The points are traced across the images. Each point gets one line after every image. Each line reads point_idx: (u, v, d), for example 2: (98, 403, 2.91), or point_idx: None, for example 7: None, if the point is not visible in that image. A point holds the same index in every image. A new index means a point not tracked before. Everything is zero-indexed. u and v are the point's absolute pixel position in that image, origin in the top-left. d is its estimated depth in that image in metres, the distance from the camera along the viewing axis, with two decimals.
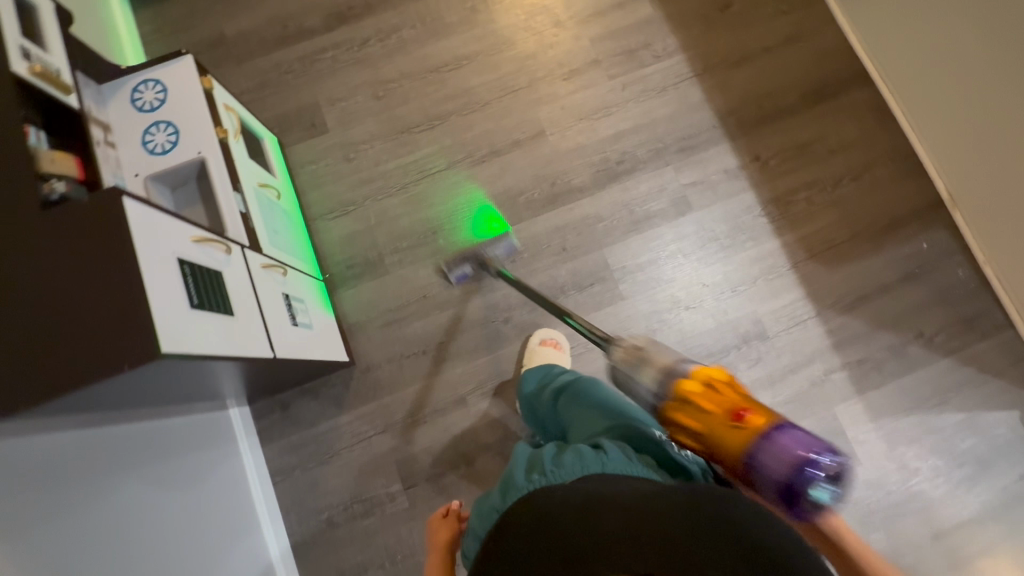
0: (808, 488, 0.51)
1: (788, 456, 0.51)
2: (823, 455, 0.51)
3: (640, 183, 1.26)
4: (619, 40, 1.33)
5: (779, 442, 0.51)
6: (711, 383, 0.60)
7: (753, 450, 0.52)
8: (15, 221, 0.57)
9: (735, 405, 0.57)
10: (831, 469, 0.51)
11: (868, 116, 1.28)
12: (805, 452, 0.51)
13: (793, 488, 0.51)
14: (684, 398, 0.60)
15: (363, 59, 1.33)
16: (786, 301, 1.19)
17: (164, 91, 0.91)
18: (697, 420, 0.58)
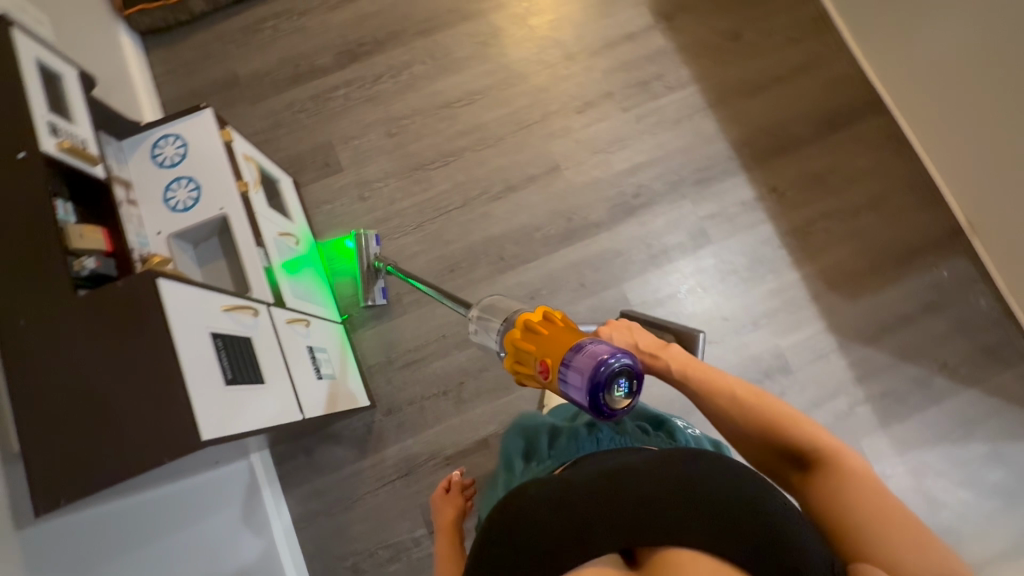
0: (608, 392, 0.51)
1: (584, 364, 0.52)
2: (608, 359, 0.51)
3: (657, 216, 1.25)
4: (632, 72, 1.33)
5: (571, 364, 0.53)
6: (529, 321, 0.63)
7: (559, 381, 0.55)
8: (50, 308, 0.56)
9: (542, 346, 0.59)
10: (625, 367, 0.51)
11: (883, 143, 1.27)
12: (602, 356, 0.51)
13: (600, 392, 0.51)
14: (513, 347, 0.63)
15: (375, 96, 1.32)
16: (808, 334, 1.18)
17: (184, 146, 0.90)
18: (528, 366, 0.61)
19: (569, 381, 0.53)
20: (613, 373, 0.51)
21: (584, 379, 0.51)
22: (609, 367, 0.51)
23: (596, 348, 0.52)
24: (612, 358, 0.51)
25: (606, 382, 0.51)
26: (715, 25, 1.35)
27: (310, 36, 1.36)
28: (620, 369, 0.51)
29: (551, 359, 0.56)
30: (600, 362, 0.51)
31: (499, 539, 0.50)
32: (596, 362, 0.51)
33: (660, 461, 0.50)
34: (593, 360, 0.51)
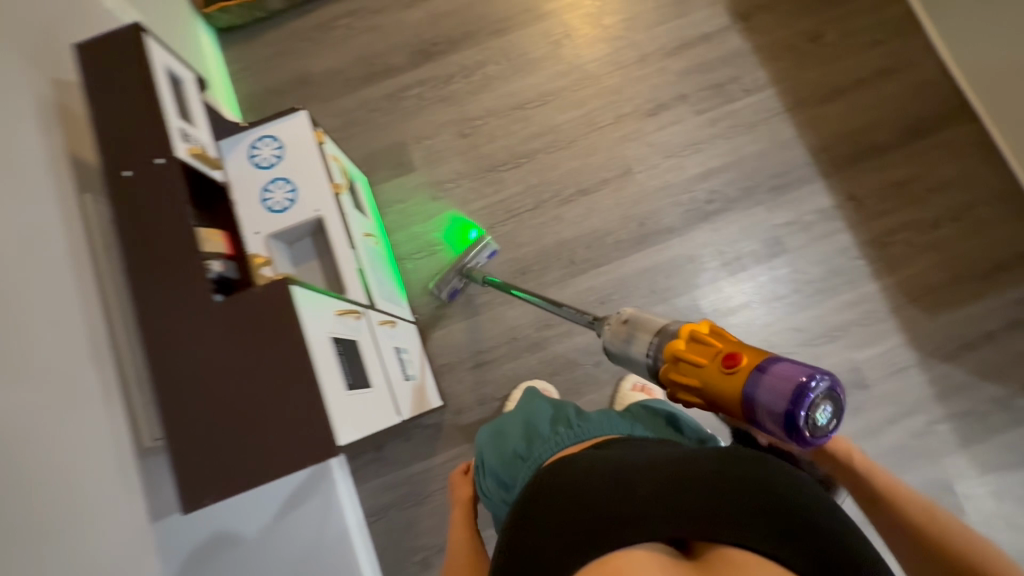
0: (807, 416, 0.45)
1: (781, 386, 0.45)
2: (812, 379, 0.45)
3: (730, 224, 1.23)
4: (707, 74, 1.30)
5: (768, 378, 0.46)
6: (698, 333, 0.56)
7: (746, 395, 0.48)
8: (191, 313, 0.58)
9: (720, 356, 0.52)
10: (825, 393, 0.45)
11: (971, 152, 1.22)
12: (804, 379, 0.44)
13: (794, 422, 0.45)
14: (675, 361, 0.56)
15: (447, 97, 1.33)
16: (887, 348, 1.15)
17: (280, 147, 0.91)
18: (695, 375, 0.53)
19: (758, 405, 0.47)
20: (815, 403, 0.45)
21: (782, 406, 0.45)
22: (813, 395, 0.44)
23: (794, 370, 0.45)
24: (815, 383, 0.45)
25: (808, 409, 0.44)
26: (795, 26, 1.31)
27: (382, 35, 1.37)
28: (819, 390, 0.45)
29: (728, 381, 0.50)
30: (806, 388, 0.44)
31: (531, 522, 0.46)
32: (798, 387, 0.44)
33: (715, 456, 0.46)
34: (795, 385, 0.44)
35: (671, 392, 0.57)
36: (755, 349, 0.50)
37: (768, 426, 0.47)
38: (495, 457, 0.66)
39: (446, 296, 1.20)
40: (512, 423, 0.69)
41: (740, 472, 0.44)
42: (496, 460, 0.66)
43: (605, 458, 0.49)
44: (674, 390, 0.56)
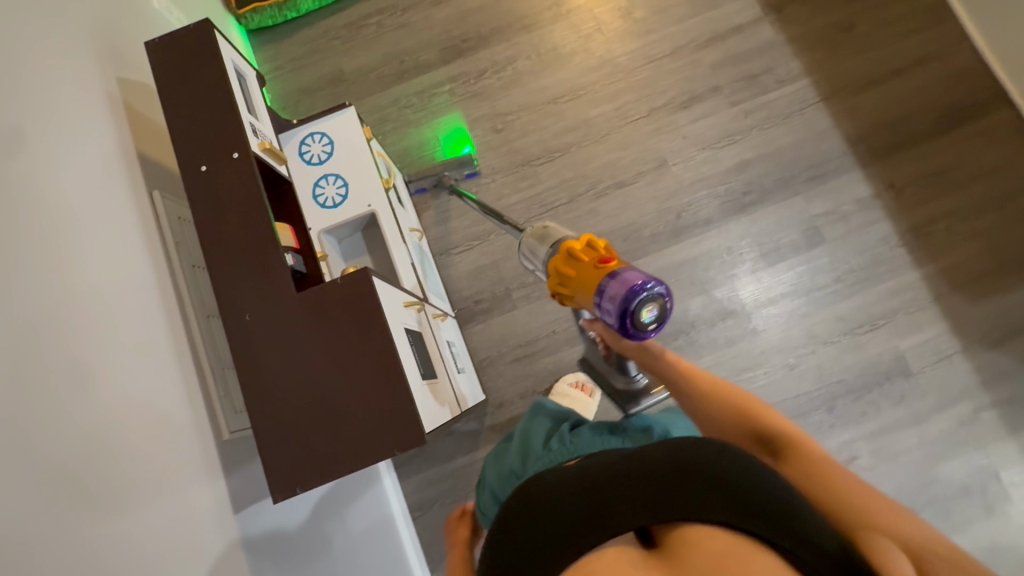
0: (634, 310, 0.51)
1: (620, 288, 0.51)
2: (648, 284, 0.50)
3: (768, 215, 1.23)
4: (740, 66, 1.30)
5: (617, 279, 0.52)
6: (576, 244, 0.60)
7: (598, 289, 0.54)
8: (273, 305, 0.59)
9: (596, 265, 0.56)
10: (655, 294, 0.51)
11: (1009, 140, 1.22)
12: (637, 281, 0.50)
13: (624, 314, 0.51)
14: (554, 269, 0.61)
15: (479, 92, 1.33)
16: (930, 336, 1.15)
17: (330, 143, 0.92)
18: (571, 275, 0.58)
19: (600, 299, 0.53)
20: (644, 299, 0.51)
21: (615, 302, 0.51)
22: (641, 294, 0.50)
23: (629, 274, 0.51)
24: (646, 283, 0.51)
25: (635, 306, 0.50)
26: (827, 17, 1.31)
27: (413, 33, 1.38)
28: (650, 295, 0.50)
29: (587, 282, 0.56)
30: (635, 286, 0.50)
31: (504, 544, 0.42)
32: (632, 287, 0.50)
33: (672, 446, 0.42)
34: (627, 287, 0.51)
35: (557, 295, 0.62)
36: (614, 258, 0.56)
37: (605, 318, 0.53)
38: (495, 476, 0.66)
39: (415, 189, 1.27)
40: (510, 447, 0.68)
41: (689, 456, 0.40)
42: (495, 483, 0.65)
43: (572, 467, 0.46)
44: (556, 292, 0.63)
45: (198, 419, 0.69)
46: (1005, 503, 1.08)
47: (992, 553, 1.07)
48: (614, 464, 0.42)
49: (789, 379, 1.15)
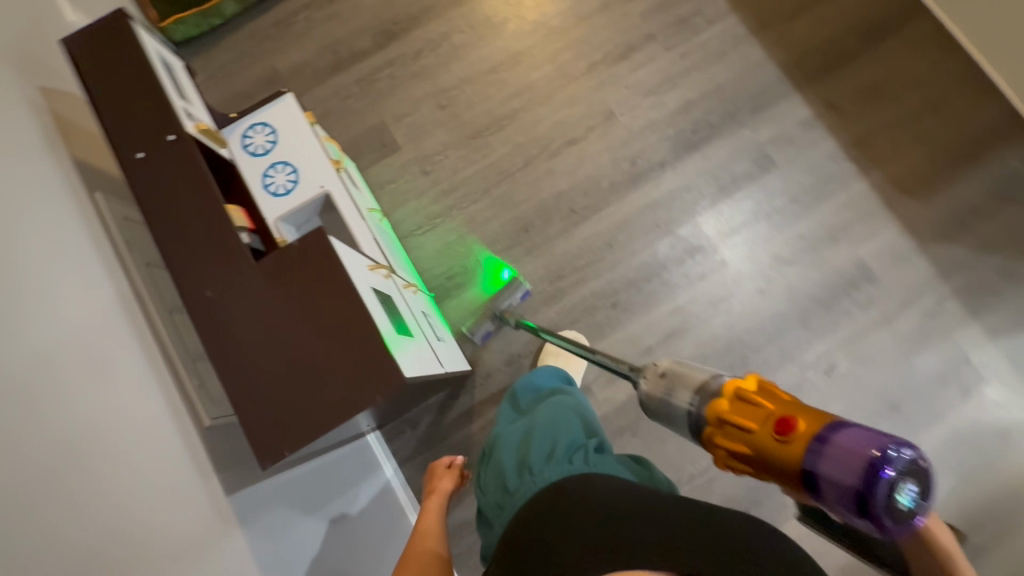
0: (885, 489, 0.40)
1: (848, 457, 0.41)
2: (889, 450, 0.41)
3: (718, 150, 1.26)
4: (669, 11, 1.33)
5: (837, 445, 0.42)
6: (751, 393, 0.49)
7: (811, 463, 0.43)
8: (234, 275, 0.59)
9: (775, 418, 0.46)
10: (905, 468, 0.41)
11: (930, 44, 1.28)
12: (870, 449, 0.41)
13: (869, 500, 0.41)
14: (719, 422, 0.50)
15: (420, 72, 1.33)
16: (886, 240, 1.20)
17: (273, 132, 0.91)
18: (743, 440, 0.48)
19: (832, 483, 0.42)
20: (892, 475, 0.40)
21: (854, 482, 0.41)
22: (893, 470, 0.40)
23: (862, 442, 0.41)
24: (893, 455, 0.41)
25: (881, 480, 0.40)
26: None
27: (344, 23, 1.36)
28: (892, 461, 0.40)
29: (794, 455, 0.44)
30: (887, 464, 0.40)
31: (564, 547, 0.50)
32: (867, 458, 0.40)
33: (710, 515, 0.51)
34: (871, 461, 0.40)
35: (717, 457, 0.51)
36: (811, 408, 0.45)
37: (837, 500, 0.42)
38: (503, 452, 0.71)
39: (479, 339, 1.18)
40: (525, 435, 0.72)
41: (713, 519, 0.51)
42: (506, 467, 0.70)
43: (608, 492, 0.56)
44: (722, 456, 0.50)
45: (170, 398, 0.68)
46: (978, 384, 1.14)
47: (973, 434, 1.12)
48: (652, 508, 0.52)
49: (761, 302, 1.19)
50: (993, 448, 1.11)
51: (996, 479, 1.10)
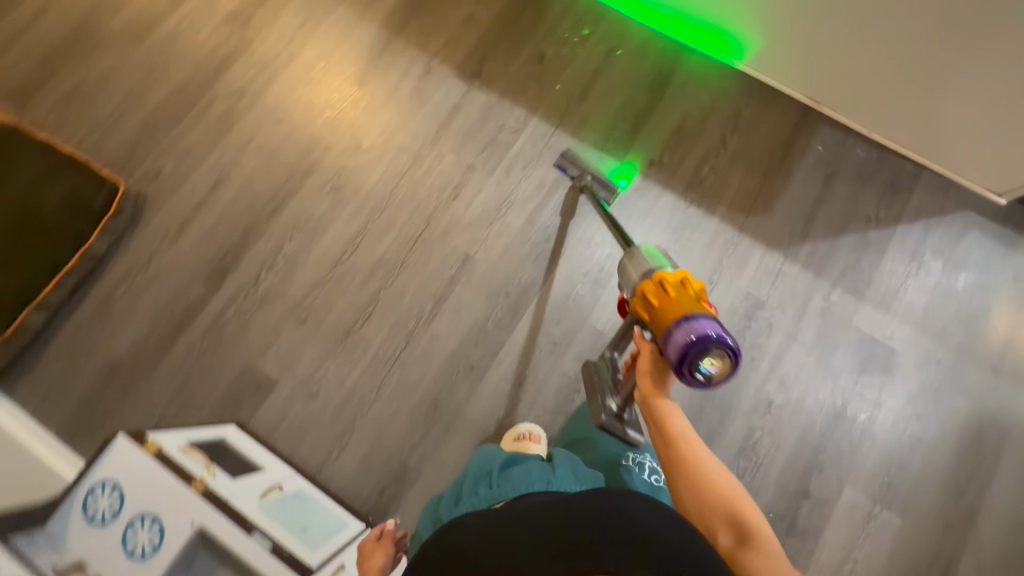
0: (700, 356, 0.71)
1: (691, 333, 0.71)
2: (719, 336, 0.70)
3: (576, 248, 1.28)
4: (475, 137, 1.35)
5: (689, 326, 0.71)
6: (666, 279, 0.79)
7: (670, 330, 0.73)
8: None
9: (671, 300, 0.76)
10: (722, 349, 0.71)
11: (709, 76, 1.38)
12: (709, 334, 0.70)
13: (689, 356, 0.70)
14: (641, 292, 0.81)
15: (266, 295, 1.26)
16: (757, 262, 1.26)
17: (116, 489, 0.83)
18: (648, 310, 0.79)
19: (667, 344, 0.72)
20: (706, 350, 0.71)
21: (680, 349, 0.71)
22: (704, 347, 0.69)
23: (692, 330, 0.71)
24: (716, 337, 0.70)
25: (702, 352, 0.70)
26: (519, 59, 1.41)
27: (168, 279, 1.27)
28: (713, 341, 0.70)
29: (663, 318, 0.75)
30: (699, 342, 0.70)
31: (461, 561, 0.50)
32: (702, 336, 0.70)
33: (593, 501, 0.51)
34: (689, 341, 0.70)
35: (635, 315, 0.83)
36: (694, 304, 0.75)
37: (670, 352, 0.72)
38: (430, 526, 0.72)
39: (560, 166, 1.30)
40: (445, 499, 0.75)
41: (639, 523, 0.49)
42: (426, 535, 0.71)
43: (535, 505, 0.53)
44: (634, 306, 0.82)
45: None
46: (892, 355, 1.20)
47: (910, 404, 1.18)
48: (567, 516, 0.50)
49: None
50: (931, 407, 1.17)
51: (948, 437, 1.16)
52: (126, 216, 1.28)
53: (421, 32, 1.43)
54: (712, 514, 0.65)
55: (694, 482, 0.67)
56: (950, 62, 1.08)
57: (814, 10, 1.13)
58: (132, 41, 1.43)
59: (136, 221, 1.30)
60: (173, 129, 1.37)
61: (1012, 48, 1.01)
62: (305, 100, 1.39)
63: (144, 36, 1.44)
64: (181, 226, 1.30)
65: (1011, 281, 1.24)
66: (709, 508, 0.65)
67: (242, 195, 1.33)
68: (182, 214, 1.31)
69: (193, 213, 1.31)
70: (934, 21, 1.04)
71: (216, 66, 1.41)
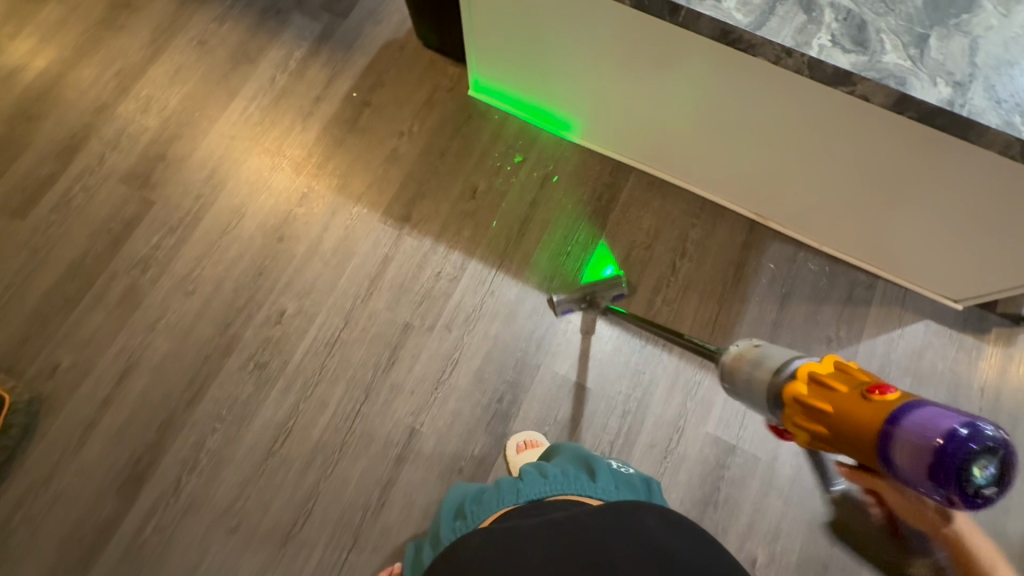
0: (964, 463, 0.44)
1: (919, 433, 0.47)
2: (965, 422, 0.45)
3: (531, 406, 1.18)
4: (411, 290, 1.25)
5: (907, 426, 0.48)
6: (823, 381, 0.60)
7: (883, 445, 0.49)
8: None
9: (857, 393, 0.55)
10: (980, 440, 0.44)
11: (651, 198, 1.30)
12: (945, 425, 0.45)
13: (941, 466, 0.45)
14: (803, 404, 0.61)
15: (189, 504, 1.11)
16: (722, 402, 1.19)
17: None
18: (825, 423, 0.57)
19: (903, 467, 0.47)
20: (967, 458, 0.44)
21: (916, 459, 0.46)
22: (961, 452, 0.44)
23: (919, 433, 0.46)
24: (962, 427, 0.45)
25: (961, 455, 0.44)
26: (450, 195, 1.31)
27: (74, 497, 1.11)
28: (961, 433, 0.45)
29: (863, 429, 0.52)
30: (949, 448, 0.45)
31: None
32: (937, 430, 0.45)
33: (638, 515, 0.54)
34: (937, 445, 0.45)
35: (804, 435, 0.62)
36: (890, 395, 0.52)
37: (913, 474, 0.47)
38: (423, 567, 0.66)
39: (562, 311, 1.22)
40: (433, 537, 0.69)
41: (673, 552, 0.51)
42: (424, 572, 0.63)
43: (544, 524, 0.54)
44: (815, 437, 0.59)
45: None
46: None
47: None
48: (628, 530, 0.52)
49: None
50: None
51: None
52: (19, 429, 1.12)
53: (341, 174, 1.32)
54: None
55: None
56: (894, 197, 1.00)
57: (748, 143, 1.05)
58: (15, 215, 1.28)
59: (31, 431, 1.15)
60: (70, 315, 1.22)
61: (951, 205, 0.94)
62: (218, 263, 1.26)
63: (30, 207, 1.29)
64: (85, 431, 1.15)
65: (981, 394, 1.19)
66: None
67: (154, 386, 1.18)
68: (86, 415, 1.16)
69: (98, 414, 1.16)
70: (875, 170, 0.95)
71: (115, 234, 1.27)
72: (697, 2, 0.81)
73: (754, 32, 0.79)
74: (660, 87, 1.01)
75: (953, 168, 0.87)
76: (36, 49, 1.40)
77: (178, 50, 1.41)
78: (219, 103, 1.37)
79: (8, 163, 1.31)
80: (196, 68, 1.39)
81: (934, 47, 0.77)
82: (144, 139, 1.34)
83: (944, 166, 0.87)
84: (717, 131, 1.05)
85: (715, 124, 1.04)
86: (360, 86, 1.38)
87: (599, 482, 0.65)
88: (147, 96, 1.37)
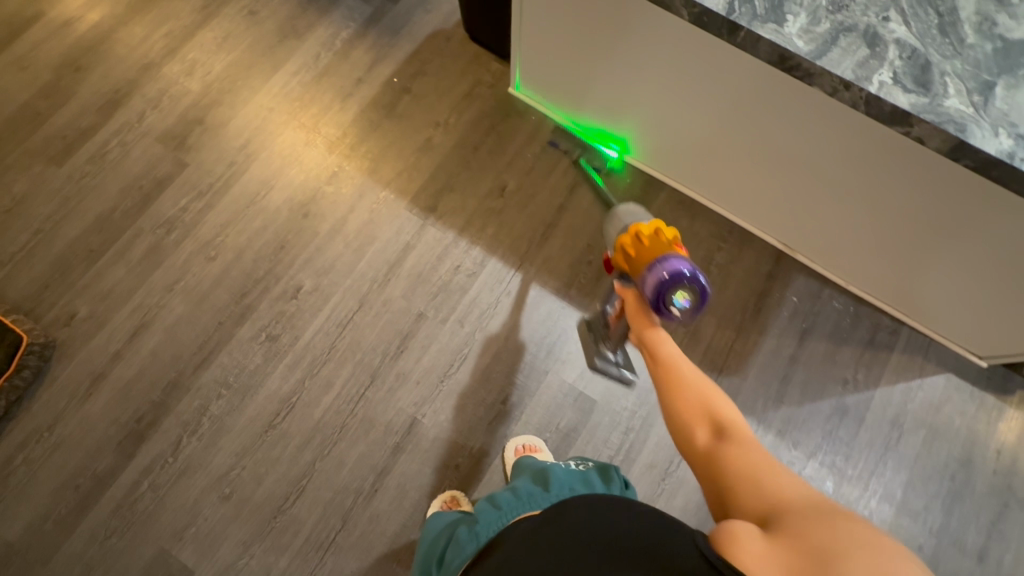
0: (675, 293, 0.70)
1: (670, 270, 0.71)
2: (695, 276, 0.71)
3: (534, 411, 1.17)
4: (428, 281, 1.25)
5: (670, 265, 0.71)
6: (640, 229, 0.77)
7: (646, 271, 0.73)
8: None
9: (663, 243, 0.76)
10: (692, 286, 0.71)
11: (679, 216, 1.29)
12: (686, 273, 0.70)
13: (665, 291, 0.70)
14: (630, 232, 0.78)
15: (186, 466, 1.12)
16: None
17: None
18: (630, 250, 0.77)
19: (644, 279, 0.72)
20: (680, 287, 0.70)
21: (657, 282, 0.71)
22: (676, 284, 0.70)
23: (667, 269, 0.71)
24: (691, 276, 0.71)
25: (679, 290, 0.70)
26: (478, 190, 1.30)
27: (77, 444, 1.13)
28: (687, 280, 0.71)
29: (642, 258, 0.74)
30: (671, 278, 0.70)
31: None
32: (680, 273, 0.70)
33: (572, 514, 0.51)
34: (662, 278, 0.70)
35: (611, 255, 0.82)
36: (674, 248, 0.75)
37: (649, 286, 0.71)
38: None
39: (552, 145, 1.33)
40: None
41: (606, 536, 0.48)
42: None
43: (504, 559, 0.51)
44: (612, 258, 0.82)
45: None
46: None
47: None
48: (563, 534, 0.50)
49: None
50: None
51: None
52: (30, 371, 1.14)
53: (373, 158, 1.32)
54: (686, 407, 0.56)
55: (668, 376, 0.59)
56: (928, 245, 0.98)
57: (785, 172, 1.03)
58: (52, 162, 1.30)
59: (42, 375, 1.17)
60: (93, 267, 1.24)
61: (986, 258, 0.92)
62: (242, 232, 1.27)
63: (66, 155, 1.31)
64: (95, 380, 1.17)
65: (997, 455, 1.16)
66: (683, 397, 0.57)
67: (166, 346, 1.19)
68: (97, 365, 1.18)
69: (108, 366, 1.18)
70: (913, 214, 0.94)
71: (145, 192, 1.29)
72: (759, 25, 0.79)
73: (813, 60, 0.77)
74: (704, 105, 1.00)
75: (996, 220, 0.85)
76: (91, 3, 1.42)
77: (228, 18, 1.42)
78: (261, 74, 1.38)
79: (52, 111, 1.34)
80: (243, 38, 1.41)
81: (999, 96, 0.75)
82: (184, 102, 1.35)
83: (984, 217, 0.86)
84: (755, 156, 1.04)
85: (756, 149, 1.02)
86: (402, 72, 1.38)
87: (551, 490, 0.64)
88: (192, 60, 1.39)
